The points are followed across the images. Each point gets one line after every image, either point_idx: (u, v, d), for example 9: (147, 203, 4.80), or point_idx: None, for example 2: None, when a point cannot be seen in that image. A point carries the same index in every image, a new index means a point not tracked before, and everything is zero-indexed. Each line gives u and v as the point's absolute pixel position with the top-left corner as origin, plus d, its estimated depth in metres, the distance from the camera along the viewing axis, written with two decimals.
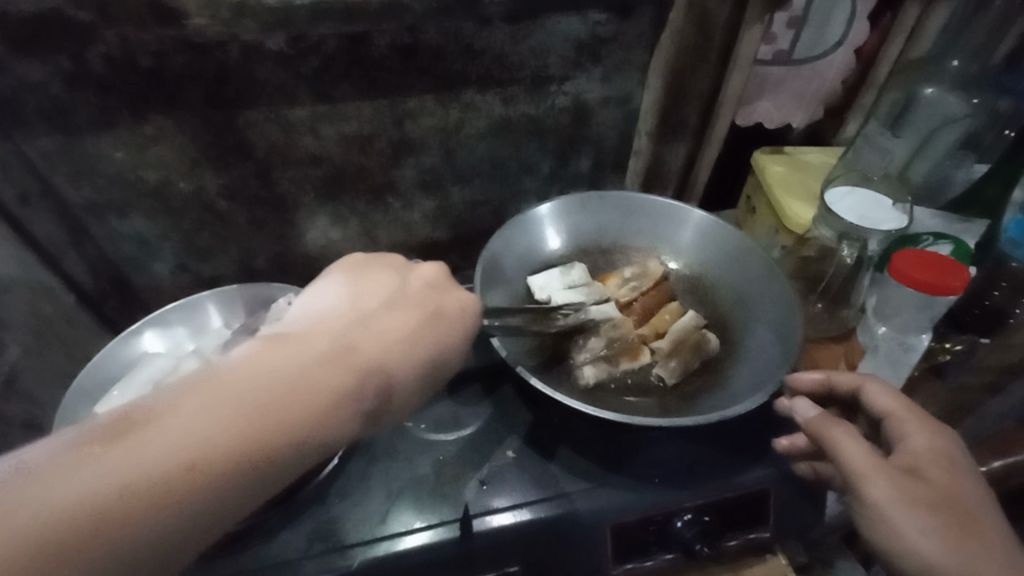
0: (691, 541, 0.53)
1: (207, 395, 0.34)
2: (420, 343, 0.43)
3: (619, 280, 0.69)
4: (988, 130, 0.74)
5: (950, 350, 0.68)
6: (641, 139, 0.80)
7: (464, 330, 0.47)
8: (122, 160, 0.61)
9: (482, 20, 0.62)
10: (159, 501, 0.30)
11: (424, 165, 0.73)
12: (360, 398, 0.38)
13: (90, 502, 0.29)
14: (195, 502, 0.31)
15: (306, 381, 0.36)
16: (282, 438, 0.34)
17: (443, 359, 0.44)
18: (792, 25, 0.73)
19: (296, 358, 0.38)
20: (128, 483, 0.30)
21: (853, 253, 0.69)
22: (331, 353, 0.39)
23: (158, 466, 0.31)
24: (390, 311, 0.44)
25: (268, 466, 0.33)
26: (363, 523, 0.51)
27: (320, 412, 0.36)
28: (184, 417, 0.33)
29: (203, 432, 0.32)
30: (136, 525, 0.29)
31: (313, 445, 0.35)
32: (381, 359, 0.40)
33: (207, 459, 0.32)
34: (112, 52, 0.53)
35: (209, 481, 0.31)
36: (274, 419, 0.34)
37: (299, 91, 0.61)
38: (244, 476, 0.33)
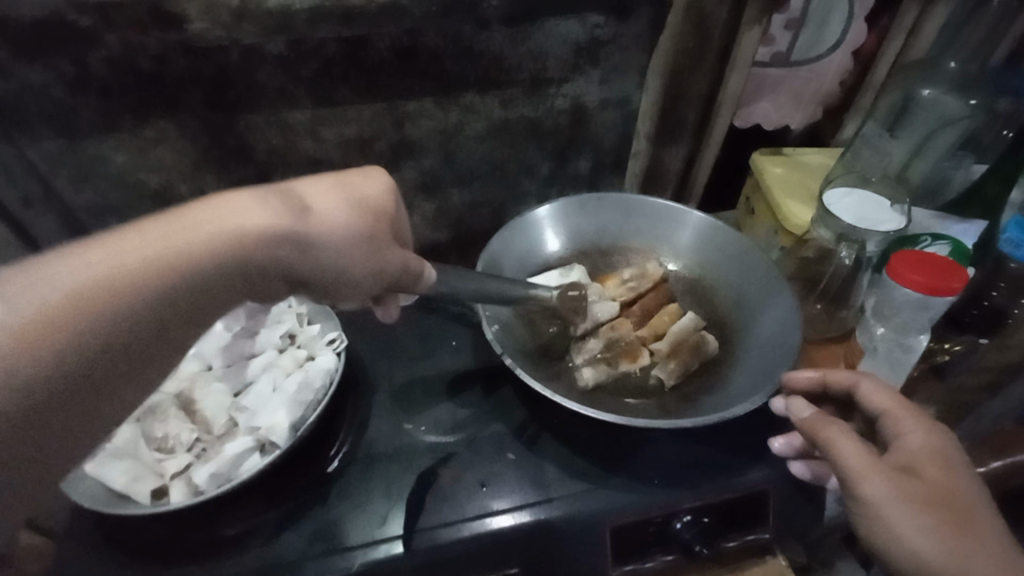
0: (690, 542, 0.53)
1: (105, 242, 0.33)
2: (340, 202, 0.43)
3: (618, 280, 0.69)
4: (987, 130, 0.74)
5: (950, 350, 0.69)
6: (641, 140, 0.80)
7: (389, 200, 0.46)
8: (124, 164, 0.61)
9: (481, 23, 0.62)
10: (61, 324, 0.30)
11: (424, 167, 0.73)
12: (278, 229, 0.38)
13: (10, 325, 0.29)
14: (103, 314, 0.31)
15: (214, 215, 0.36)
16: (193, 261, 0.34)
17: (367, 211, 0.44)
18: (790, 27, 0.74)
19: (202, 208, 0.37)
20: (49, 305, 0.30)
21: (851, 254, 0.69)
22: (241, 205, 0.38)
23: (69, 286, 0.31)
24: (309, 181, 0.43)
25: (179, 287, 0.34)
26: (364, 524, 0.52)
27: (229, 244, 0.36)
28: (87, 253, 0.33)
29: (106, 262, 0.32)
30: (45, 347, 0.30)
31: (223, 265, 0.35)
32: (306, 205, 0.41)
33: (104, 280, 0.32)
34: (113, 56, 0.54)
35: (120, 303, 0.32)
36: (166, 248, 0.34)
37: (299, 94, 0.62)
38: (166, 301, 0.33)
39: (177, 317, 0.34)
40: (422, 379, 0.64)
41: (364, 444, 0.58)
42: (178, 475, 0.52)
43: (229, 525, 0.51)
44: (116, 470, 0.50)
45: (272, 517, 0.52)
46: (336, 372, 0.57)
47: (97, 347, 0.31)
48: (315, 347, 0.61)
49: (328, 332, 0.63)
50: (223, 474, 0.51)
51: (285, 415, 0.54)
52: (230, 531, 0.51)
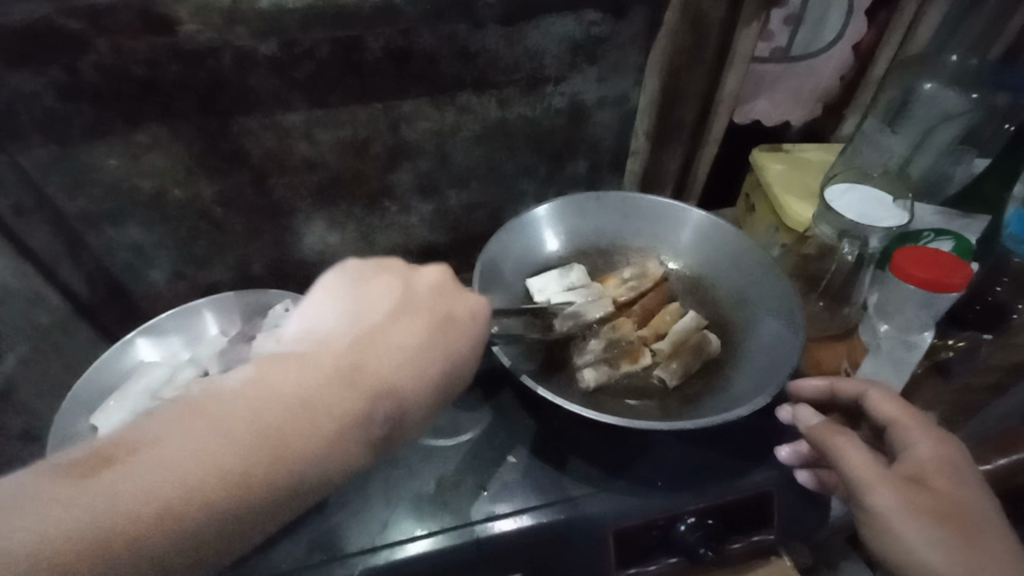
0: (694, 546, 0.52)
1: (225, 419, 0.35)
2: (427, 356, 0.43)
3: (618, 280, 0.68)
4: (987, 125, 0.73)
5: (953, 346, 0.69)
6: (639, 139, 0.80)
7: (469, 337, 0.46)
8: (117, 170, 0.61)
9: (476, 22, 0.62)
10: (179, 520, 0.32)
11: (421, 169, 0.73)
12: (371, 413, 0.39)
13: (134, 515, 0.32)
14: (203, 525, 0.33)
15: (315, 394, 0.38)
16: (310, 451, 0.36)
17: (454, 371, 0.44)
18: (788, 22, 0.73)
19: (308, 382, 0.38)
20: (178, 499, 0.33)
21: (853, 250, 0.69)
22: (340, 371, 0.39)
23: (217, 476, 0.34)
24: (399, 323, 0.44)
25: (286, 481, 0.35)
26: (364, 531, 0.51)
27: (330, 435, 0.37)
28: (219, 432, 0.35)
29: (238, 449, 0.35)
30: (157, 543, 0.32)
31: (327, 470, 0.37)
32: (394, 371, 0.41)
33: (215, 484, 0.33)
34: (105, 62, 0.53)
35: (240, 495, 0.34)
36: (284, 447, 0.36)
37: (293, 97, 0.61)
38: (275, 490, 0.35)
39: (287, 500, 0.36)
40: None
41: None
42: None
43: None
44: None
45: (271, 526, 0.51)
46: None
47: (209, 540, 0.33)
48: None
49: None
50: None
51: None
52: None
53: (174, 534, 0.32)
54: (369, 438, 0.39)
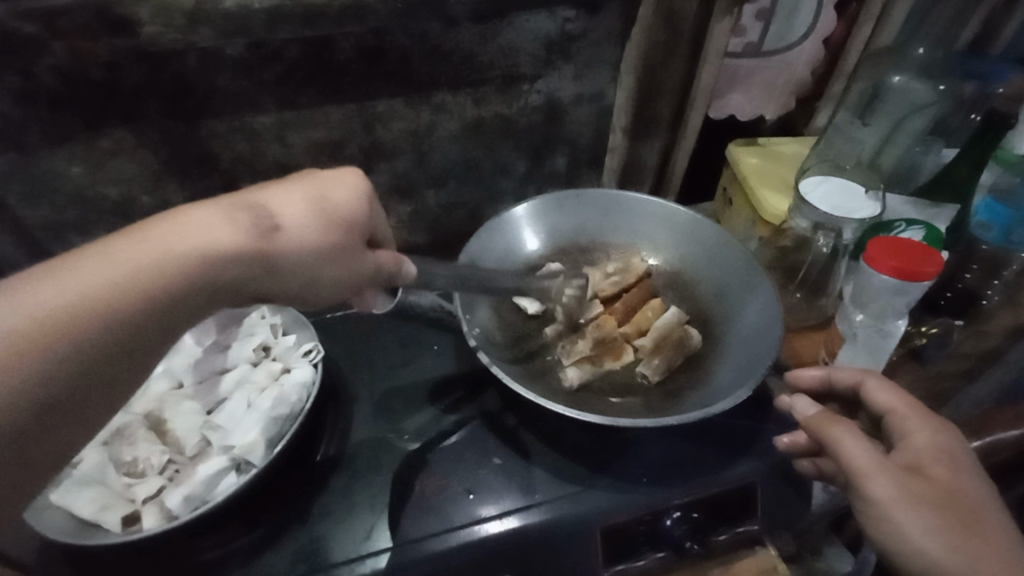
0: (680, 539, 0.53)
1: (77, 258, 0.34)
2: (299, 199, 0.41)
3: (602, 273, 0.69)
4: (955, 115, 0.76)
5: (927, 334, 0.70)
6: (616, 135, 0.79)
7: (353, 193, 0.44)
8: (80, 177, 0.58)
9: (449, 20, 0.61)
10: (37, 344, 0.31)
11: (397, 170, 0.72)
12: (240, 238, 0.37)
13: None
14: (72, 340, 0.32)
15: (172, 223, 0.36)
16: (169, 273, 0.35)
17: (329, 215, 0.41)
18: (759, 17, 0.73)
19: (169, 218, 0.37)
20: (25, 326, 0.32)
21: (828, 242, 0.70)
22: (203, 209, 0.38)
23: (64, 303, 0.32)
24: (273, 185, 0.41)
25: (149, 299, 0.34)
26: (349, 540, 0.51)
27: (193, 249, 0.35)
28: (68, 270, 0.34)
29: (87, 279, 0.33)
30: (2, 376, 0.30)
31: (196, 281, 0.35)
32: (266, 207, 0.39)
33: (73, 302, 0.33)
34: (62, 66, 0.51)
35: (84, 322, 0.33)
36: (148, 262, 0.34)
37: (263, 98, 0.60)
38: (144, 302, 0.34)
39: (158, 329, 0.35)
40: (403, 388, 0.63)
41: (347, 457, 0.57)
42: (150, 500, 0.50)
43: (206, 548, 0.50)
44: (82, 498, 0.48)
45: (251, 541, 0.51)
46: (313, 385, 0.56)
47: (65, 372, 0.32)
48: (292, 359, 0.58)
49: (304, 343, 0.60)
50: (196, 495, 0.49)
51: (259, 433, 0.52)
52: (209, 555, 0.50)
53: (22, 366, 0.31)
54: (241, 258, 0.37)
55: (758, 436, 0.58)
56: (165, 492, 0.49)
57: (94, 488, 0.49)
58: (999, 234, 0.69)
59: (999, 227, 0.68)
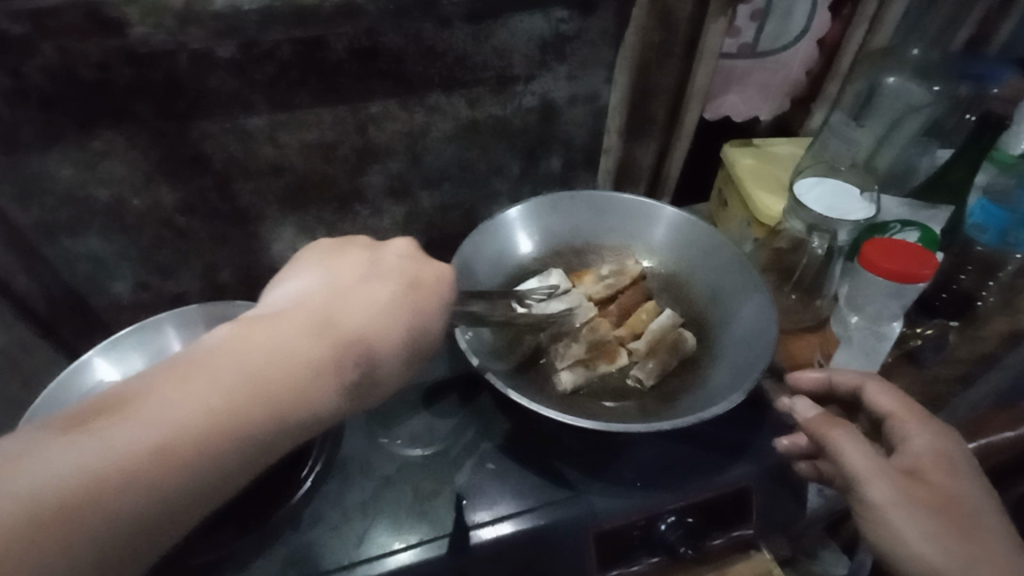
0: (675, 544, 0.52)
1: (198, 371, 0.35)
2: (394, 309, 0.43)
3: (595, 276, 0.68)
4: (950, 115, 0.76)
5: (921, 335, 0.71)
6: (611, 136, 0.79)
7: (438, 298, 0.46)
8: (69, 178, 0.58)
9: (443, 20, 0.60)
10: (168, 469, 0.32)
11: (391, 171, 0.71)
12: (344, 369, 0.39)
13: (126, 460, 0.31)
14: (200, 465, 0.33)
15: (289, 344, 0.38)
16: (282, 402, 0.36)
17: (422, 335, 0.44)
18: (755, 18, 0.73)
19: (282, 334, 0.38)
20: (162, 447, 0.32)
21: (823, 244, 0.70)
22: (310, 328, 0.39)
23: (193, 427, 0.33)
24: (370, 288, 0.44)
25: (262, 428, 0.35)
26: (341, 547, 0.50)
27: (313, 377, 0.37)
28: (189, 387, 0.34)
29: (214, 399, 0.34)
30: (126, 499, 0.31)
31: (314, 409, 0.37)
32: (368, 327, 0.42)
33: (203, 428, 0.33)
34: (52, 66, 0.51)
35: (204, 451, 0.33)
36: (276, 390, 0.36)
37: (256, 99, 0.59)
38: (267, 425, 0.35)
39: (266, 453, 0.36)
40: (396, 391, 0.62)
41: (339, 461, 0.56)
42: None
43: (200, 554, 0.49)
44: None
45: (244, 545, 0.50)
46: None
47: (187, 495, 0.33)
48: None
49: None
50: None
51: None
52: (202, 558, 0.49)
53: (152, 489, 0.32)
54: (342, 386, 0.39)
55: (751, 440, 0.58)
56: None
57: None
58: (994, 236, 0.70)
59: (994, 229, 0.70)
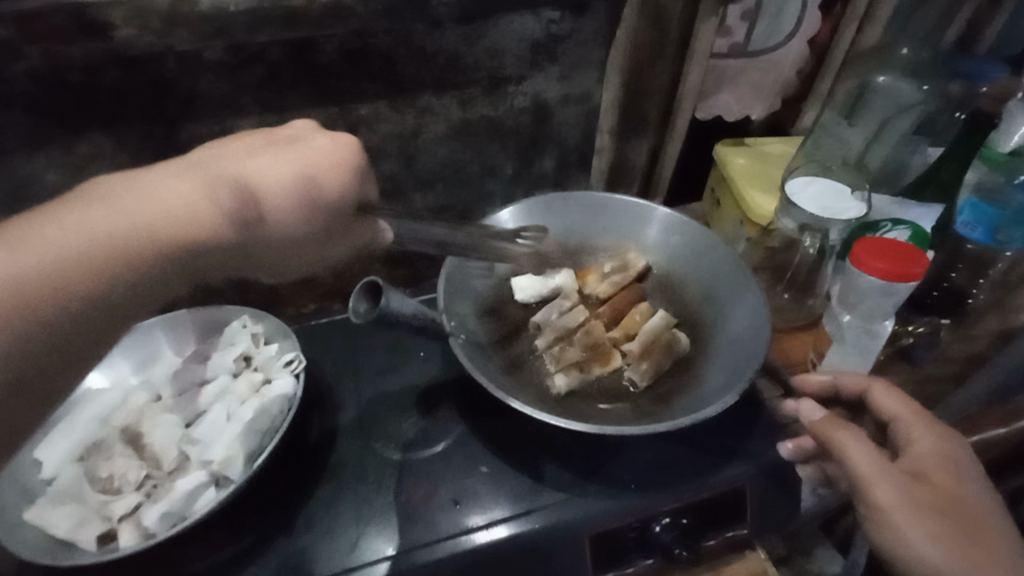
0: (669, 545, 0.52)
1: (65, 218, 0.36)
2: (288, 177, 0.42)
3: (599, 275, 0.69)
4: (942, 113, 0.75)
5: (914, 333, 0.71)
6: (604, 137, 0.79)
7: (342, 173, 0.44)
8: (57, 183, 0.57)
9: (433, 22, 0.60)
10: (51, 286, 0.35)
11: (384, 173, 0.71)
12: (220, 230, 0.40)
13: (10, 278, 0.34)
14: (84, 289, 0.36)
15: (171, 192, 0.39)
16: (148, 247, 0.37)
17: (317, 195, 0.43)
18: (746, 17, 0.73)
19: (170, 184, 0.39)
20: (46, 269, 0.35)
21: (815, 243, 0.70)
22: (185, 186, 0.40)
23: (74, 254, 0.35)
24: (266, 164, 0.43)
25: (139, 269, 0.37)
26: (333, 554, 0.50)
27: (195, 221, 0.39)
28: (74, 223, 0.36)
29: (95, 231, 0.36)
30: (16, 314, 0.34)
31: (198, 249, 0.39)
32: (254, 183, 0.41)
33: (86, 254, 0.36)
34: (37, 69, 0.50)
35: (71, 281, 0.35)
36: (157, 228, 0.37)
37: (245, 102, 0.59)
38: (150, 258, 0.37)
39: (154, 283, 0.38)
40: (390, 395, 0.62)
41: (331, 467, 0.56)
42: (127, 517, 0.49)
43: (192, 564, 0.49)
44: (58, 516, 0.47)
45: (237, 552, 0.50)
46: (295, 396, 0.55)
47: (74, 315, 0.36)
48: (273, 369, 0.58)
49: (287, 352, 0.59)
50: (174, 511, 0.48)
51: (239, 447, 0.51)
52: (198, 567, 0.49)
53: (34, 305, 0.34)
54: (224, 237, 0.40)
55: (745, 440, 0.58)
56: (143, 507, 0.48)
57: (70, 505, 0.48)
58: (983, 234, 0.68)
59: (984, 227, 0.67)
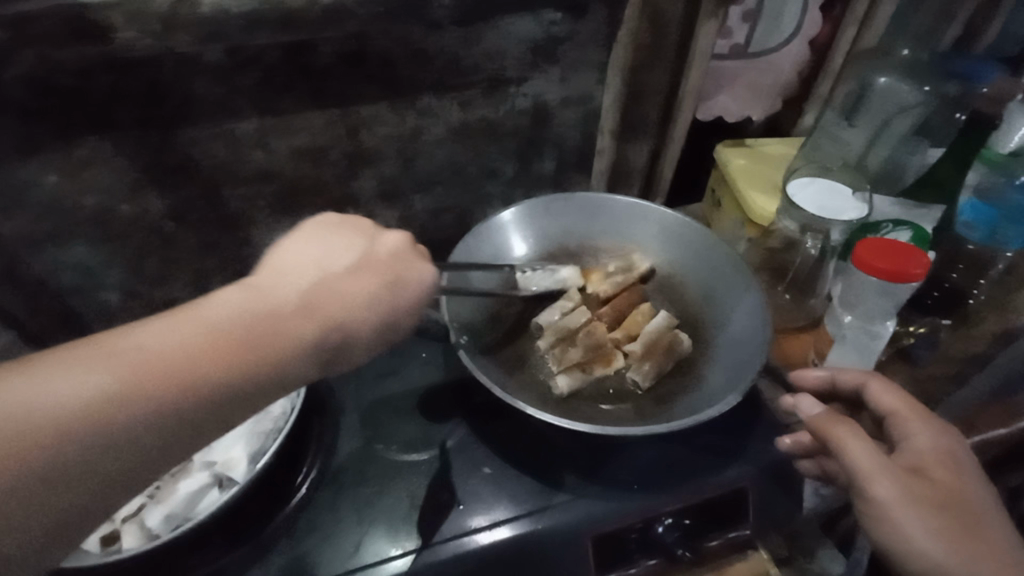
0: (671, 546, 0.53)
1: (165, 329, 0.35)
2: (370, 300, 0.42)
3: (603, 274, 0.69)
4: (940, 114, 0.76)
5: (914, 334, 0.71)
6: (604, 138, 0.79)
7: (416, 288, 0.45)
8: (56, 187, 0.57)
9: (433, 24, 0.60)
10: (131, 410, 0.32)
11: (383, 175, 0.71)
12: (314, 342, 0.38)
13: (93, 399, 0.31)
14: (163, 416, 0.32)
15: (266, 313, 0.38)
16: (240, 360, 0.35)
17: (397, 324, 0.43)
18: (744, 18, 0.73)
19: (263, 306, 0.38)
20: (131, 390, 0.32)
21: (816, 244, 0.70)
22: (287, 302, 0.39)
23: (162, 378, 0.33)
24: (352, 275, 0.42)
25: (222, 395, 0.34)
26: (337, 556, 0.50)
27: (286, 346, 0.37)
28: (167, 343, 0.34)
29: (189, 350, 0.34)
30: (85, 439, 0.30)
31: (282, 376, 0.37)
32: (344, 311, 0.40)
33: (174, 377, 0.33)
34: (35, 74, 0.50)
35: (154, 403, 0.32)
36: (248, 353, 0.35)
37: (244, 105, 0.59)
38: (236, 385, 0.35)
39: (231, 413, 0.35)
40: (390, 397, 0.62)
41: (332, 469, 0.56)
42: (129, 518, 0.49)
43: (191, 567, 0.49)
44: None
45: (238, 556, 0.50)
46: (295, 397, 0.55)
47: (148, 443, 0.32)
48: None
49: None
50: (178, 513, 0.49)
51: (242, 449, 0.53)
52: (197, 570, 0.49)
53: (110, 429, 0.31)
54: (306, 367, 0.38)
55: (747, 440, 0.58)
56: (145, 510, 0.49)
57: None
58: (984, 234, 0.68)
59: (984, 227, 0.67)
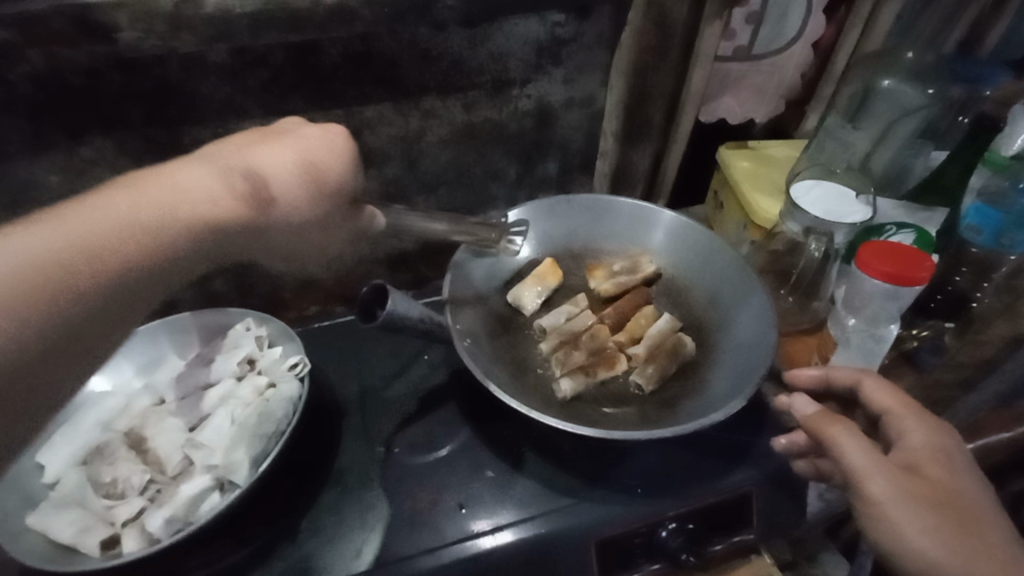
0: (676, 551, 0.52)
1: (86, 208, 0.38)
2: (290, 163, 0.44)
3: (608, 272, 0.69)
4: (944, 118, 0.76)
5: (918, 337, 0.71)
6: (608, 139, 0.78)
7: (341, 157, 0.46)
8: (59, 187, 0.57)
9: (438, 25, 0.60)
10: (67, 276, 0.35)
11: (387, 176, 0.71)
12: (233, 198, 0.41)
13: (31, 268, 0.34)
14: (99, 278, 0.36)
15: (184, 184, 0.40)
16: (164, 225, 0.38)
17: (324, 178, 0.45)
18: (749, 21, 0.73)
19: (183, 179, 0.41)
20: (63, 256, 0.35)
21: (820, 247, 0.69)
22: (207, 172, 0.41)
23: (92, 245, 0.36)
24: (271, 149, 0.44)
25: (154, 252, 0.38)
26: (338, 559, 0.49)
27: (211, 209, 0.40)
28: (91, 215, 0.37)
29: (115, 221, 0.37)
30: (33, 308, 0.34)
31: (207, 231, 0.40)
32: (262, 173, 0.43)
33: (100, 242, 0.36)
34: (40, 73, 0.49)
35: (93, 267, 0.36)
36: (169, 217, 0.39)
37: (248, 105, 0.58)
38: (164, 244, 0.38)
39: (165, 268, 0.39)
40: (394, 399, 0.62)
41: (336, 471, 0.56)
42: (130, 522, 0.48)
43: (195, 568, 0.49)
44: (62, 522, 0.47)
45: (244, 557, 0.50)
46: (300, 400, 0.55)
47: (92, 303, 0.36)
48: (278, 374, 0.57)
49: (290, 356, 0.59)
50: (178, 517, 0.48)
51: (243, 453, 0.51)
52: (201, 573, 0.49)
53: (65, 292, 0.35)
54: (235, 222, 0.41)
55: (752, 445, 0.57)
56: (145, 513, 0.48)
57: (73, 510, 0.48)
58: (989, 237, 0.67)
59: (989, 230, 0.67)
